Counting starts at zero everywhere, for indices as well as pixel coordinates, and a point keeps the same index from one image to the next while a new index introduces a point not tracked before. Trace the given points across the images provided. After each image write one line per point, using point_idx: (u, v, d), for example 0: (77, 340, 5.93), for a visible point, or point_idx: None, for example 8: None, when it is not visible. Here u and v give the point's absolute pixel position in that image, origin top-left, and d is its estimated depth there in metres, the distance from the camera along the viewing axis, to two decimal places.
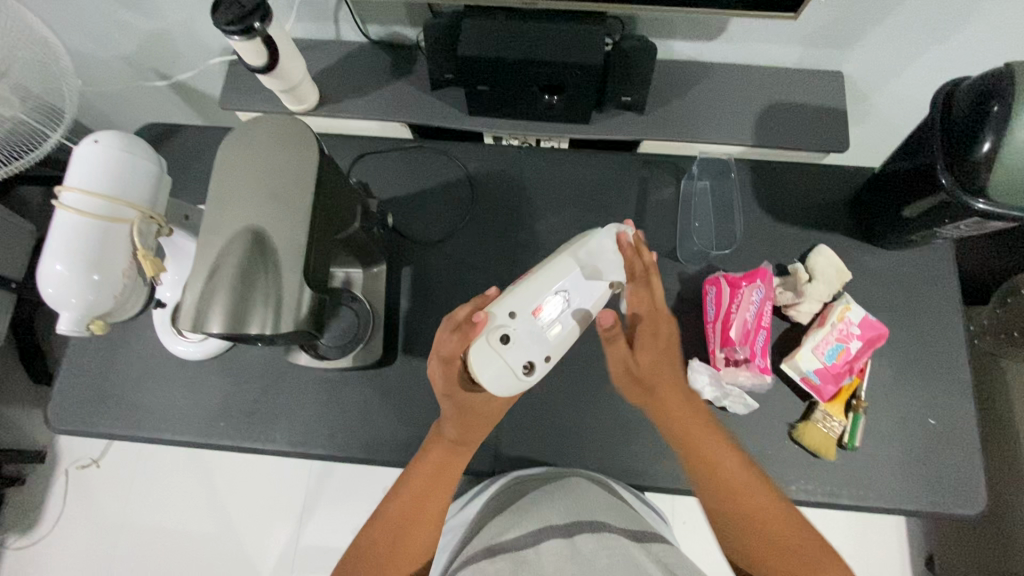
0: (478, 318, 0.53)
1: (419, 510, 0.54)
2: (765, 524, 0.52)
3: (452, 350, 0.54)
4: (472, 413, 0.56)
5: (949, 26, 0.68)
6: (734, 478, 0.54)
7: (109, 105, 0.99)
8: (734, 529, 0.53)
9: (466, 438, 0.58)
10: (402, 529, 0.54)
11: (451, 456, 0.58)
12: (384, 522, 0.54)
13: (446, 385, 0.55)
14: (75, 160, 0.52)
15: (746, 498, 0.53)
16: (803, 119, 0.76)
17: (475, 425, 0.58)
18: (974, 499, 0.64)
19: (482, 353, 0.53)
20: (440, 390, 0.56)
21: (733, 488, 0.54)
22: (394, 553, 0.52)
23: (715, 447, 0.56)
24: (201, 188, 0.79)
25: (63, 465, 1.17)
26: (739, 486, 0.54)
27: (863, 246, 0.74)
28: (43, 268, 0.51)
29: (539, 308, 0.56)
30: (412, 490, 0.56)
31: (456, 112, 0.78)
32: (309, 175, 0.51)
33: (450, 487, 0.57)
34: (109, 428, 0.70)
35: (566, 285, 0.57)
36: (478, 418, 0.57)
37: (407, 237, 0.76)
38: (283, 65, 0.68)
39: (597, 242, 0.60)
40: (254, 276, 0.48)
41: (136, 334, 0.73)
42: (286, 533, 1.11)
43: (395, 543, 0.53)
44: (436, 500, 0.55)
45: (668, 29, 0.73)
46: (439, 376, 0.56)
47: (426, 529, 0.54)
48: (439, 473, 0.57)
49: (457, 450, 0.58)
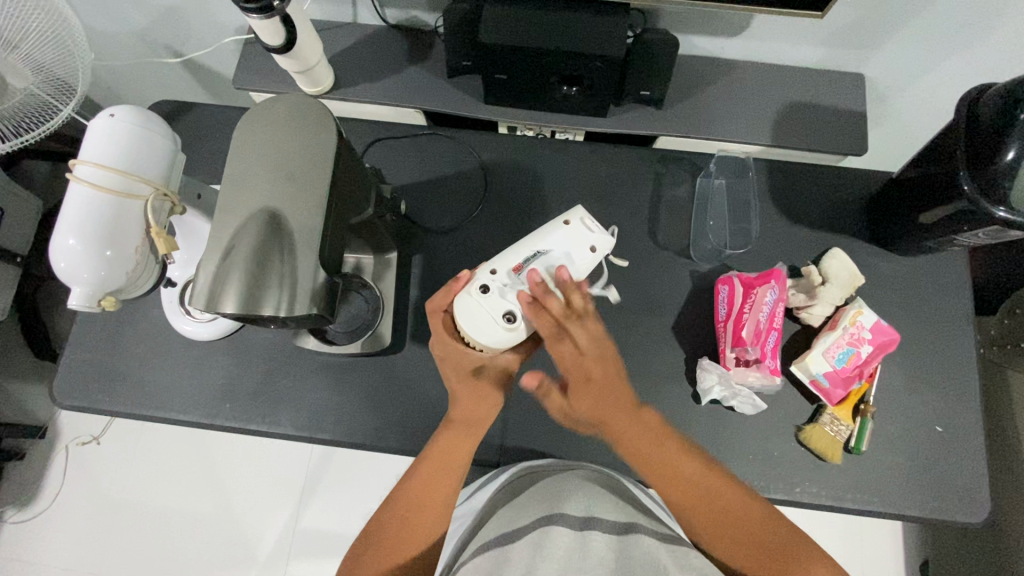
0: (461, 275, 0.56)
1: (426, 495, 0.54)
2: (736, 524, 0.50)
3: (436, 304, 0.56)
4: (477, 382, 0.58)
5: (975, 31, 0.67)
6: (699, 486, 0.52)
7: (121, 81, 0.98)
8: (710, 536, 0.50)
9: (473, 417, 0.58)
10: (410, 515, 0.53)
11: (459, 438, 0.57)
12: (393, 508, 0.54)
13: (440, 348, 0.57)
14: (89, 133, 0.52)
15: (719, 501, 0.51)
16: (822, 120, 0.75)
17: (479, 393, 0.58)
18: (978, 507, 0.64)
19: (465, 305, 0.54)
20: (438, 353, 0.58)
21: (696, 495, 0.51)
22: (401, 540, 0.52)
23: (665, 456, 0.53)
24: (212, 168, 0.78)
25: (63, 441, 1.17)
26: (705, 493, 0.51)
27: (877, 251, 0.73)
28: (55, 242, 0.50)
29: (519, 266, 0.57)
30: (422, 477, 0.55)
31: (472, 99, 0.77)
32: (326, 157, 0.50)
33: (458, 473, 0.56)
34: (113, 406, 0.70)
35: (545, 249, 0.58)
36: (479, 382, 0.58)
37: (418, 224, 0.75)
38: (300, 45, 0.67)
39: (575, 221, 0.60)
40: (269, 258, 0.48)
41: (143, 312, 0.72)
42: (285, 517, 1.11)
43: (403, 530, 0.52)
44: (443, 486, 0.55)
45: (688, 23, 0.72)
46: (434, 340, 0.58)
47: (432, 514, 0.53)
48: (448, 456, 0.56)
49: (468, 427, 0.58)
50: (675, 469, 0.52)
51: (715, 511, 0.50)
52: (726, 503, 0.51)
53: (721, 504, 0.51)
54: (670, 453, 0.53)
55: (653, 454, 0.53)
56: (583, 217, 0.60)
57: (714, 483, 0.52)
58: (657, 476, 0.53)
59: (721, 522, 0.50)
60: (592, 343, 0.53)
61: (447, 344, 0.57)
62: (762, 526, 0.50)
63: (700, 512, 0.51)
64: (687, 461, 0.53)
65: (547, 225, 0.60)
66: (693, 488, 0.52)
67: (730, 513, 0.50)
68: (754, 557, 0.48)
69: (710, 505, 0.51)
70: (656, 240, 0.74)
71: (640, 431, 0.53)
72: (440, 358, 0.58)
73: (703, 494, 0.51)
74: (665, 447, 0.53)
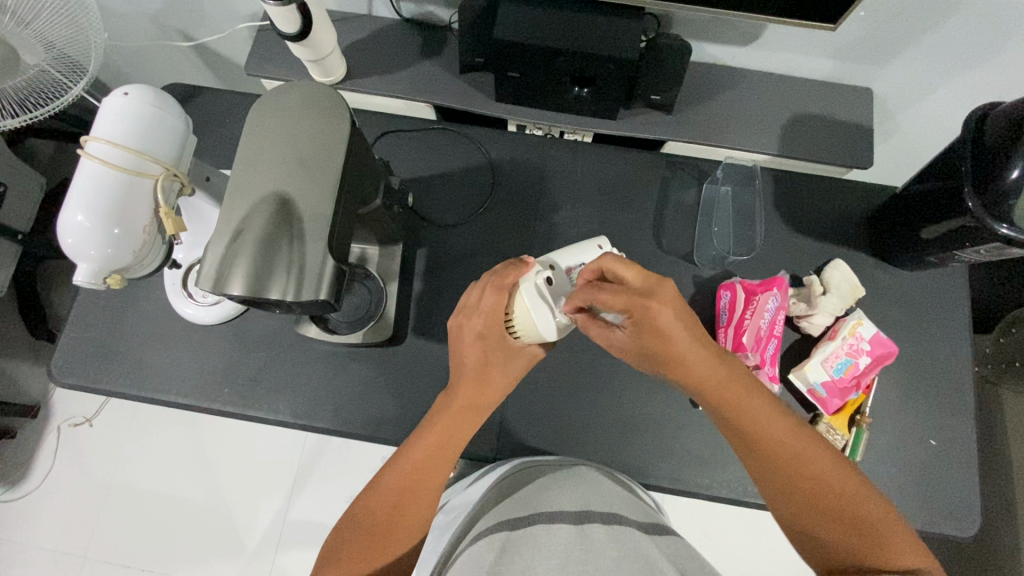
0: (528, 257, 0.54)
1: (420, 479, 0.52)
2: (816, 493, 0.46)
3: (505, 278, 0.52)
4: (492, 366, 0.55)
5: (984, 52, 0.68)
6: (788, 450, 0.47)
7: (132, 63, 0.98)
8: (788, 508, 0.46)
9: (480, 400, 0.56)
10: (403, 501, 0.51)
11: (461, 420, 0.55)
12: (384, 489, 0.52)
13: (486, 325, 0.54)
14: (103, 111, 0.52)
15: (801, 463, 0.46)
16: (830, 131, 0.75)
17: (490, 377, 0.55)
18: (969, 522, 0.65)
19: (529, 284, 0.52)
20: (476, 330, 0.54)
21: (782, 458, 0.47)
22: (394, 526, 0.50)
23: (760, 411, 0.48)
24: (221, 153, 0.78)
25: (55, 422, 1.16)
26: (792, 459, 0.47)
27: (879, 264, 0.74)
28: (63, 218, 0.50)
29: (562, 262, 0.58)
30: (414, 464, 0.53)
31: (483, 97, 0.77)
32: (339, 144, 0.50)
33: (452, 459, 0.55)
34: (110, 386, 0.69)
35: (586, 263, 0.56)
36: (495, 367, 0.55)
37: (426, 218, 0.75)
38: (316, 34, 0.67)
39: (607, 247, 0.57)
40: (278, 243, 0.48)
41: (145, 293, 0.72)
42: (275, 505, 1.11)
43: (396, 516, 0.51)
44: (438, 472, 0.53)
45: (701, 30, 0.73)
46: (481, 316, 0.53)
47: (425, 500, 0.52)
48: (446, 436, 0.54)
49: (472, 409, 0.56)
50: (760, 425, 0.48)
51: (790, 476, 0.46)
52: (813, 471, 0.46)
53: (806, 474, 0.46)
54: (744, 396, 0.48)
55: (749, 410, 0.48)
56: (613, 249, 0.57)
57: (800, 449, 0.47)
58: (743, 435, 0.48)
59: (800, 492, 0.46)
60: (642, 278, 0.48)
61: (494, 323, 0.54)
62: (851, 501, 0.45)
63: (769, 473, 0.47)
64: (778, 419, 0.48)
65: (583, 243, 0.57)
66: (780, 451, 0.47)
67: (818, 485, 0.46)
68: (834, 527, 0.44)
69: (798, 473, 0.46)
70: (661, 244, 0.75)
71: (731, 377, 0.49)
72: (481, 337, 0.54)
73: (788, 462, 0.47)
74: (762, 406, 0.49)
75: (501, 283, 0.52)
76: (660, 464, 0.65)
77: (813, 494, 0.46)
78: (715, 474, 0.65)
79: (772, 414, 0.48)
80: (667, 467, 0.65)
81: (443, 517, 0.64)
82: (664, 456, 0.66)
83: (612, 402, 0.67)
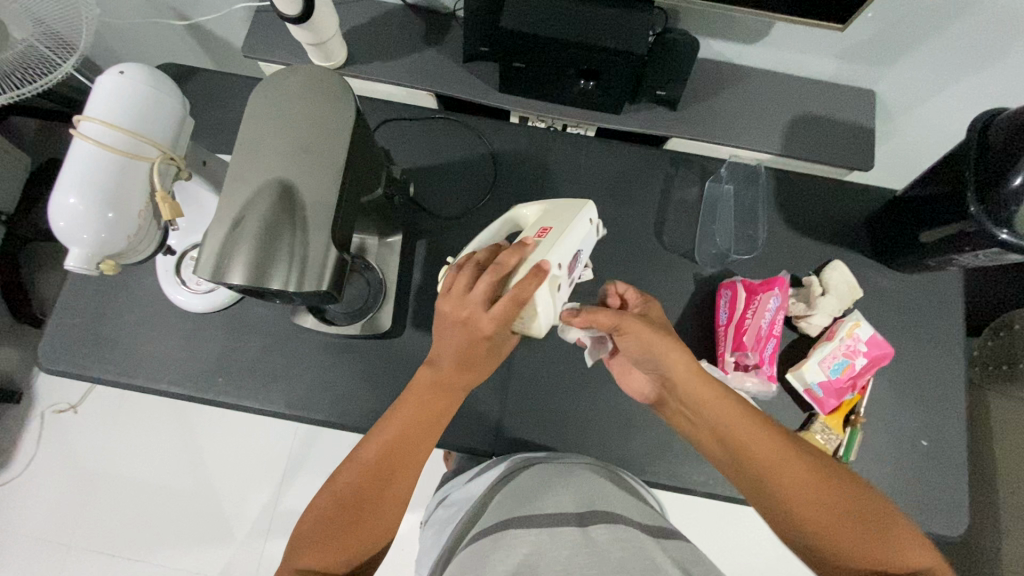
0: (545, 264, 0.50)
1: (399, 457, 0.52)
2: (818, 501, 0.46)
3: (525, 292, 0.49)
4: (477, 355, 0.52)
5: (986, 58, 0.68)
6: (781, 466, 0.48)
7: (123, 41, 0.95)
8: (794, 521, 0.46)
9: (459, 381, 0.53)
10: (376, 485, 0.51)
11: (433, 402, 0.53)
12: (360, 469, 0.52)
13: (493, 329, 0.49)
14: (97, 91, 0.50)
15: (794, 473, 0.47)
16: (832, 132, 0.75)
17: (476, 363, 0.53)
18: (957, 522, 0.66)
19: (545, 300, 0.51)
20: (485, 333, 0.50)
21: (774, 468, 0.48)
22: (378, 504, 0.51)
23: (749, 426, 0.50)
24: (216, 137, 0.76)
25: (38, 408, 1.13)
26: (786, 475, 0.47)
27: (877, 266, 0.75)
28: (54, 201, 0.48)
29: (546, 231, 0.55)
30: (387, 447, 0.52)
31: (486, 87, 0.76)
32: (344, 131, 0.49)
33: (429, 440, 0.54)
34: (100, 373, 0.68)
35: (579, 246, 0.56)
36: (480, 357, 0.52)
37: (426, 209, 0.74)
38: (317, 18, 0.65)
39: (583, 221, 0.56)
40: (277, 232, 0.46)
41: (137, 278, 0.71)
42: (265, 494, 1.10)
43: (379, 492, 0.51)
44: (413, 455, 0.53)
45: (709, 26, 0.72)
46: (493, 321, 0.49)
47: (407, 475, 0.52)
48: (425, 417, 0.53)
49: (444, 392, 0.54)
50: (747, 437, 0.49)
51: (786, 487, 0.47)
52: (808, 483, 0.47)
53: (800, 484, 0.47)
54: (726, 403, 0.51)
55: (740, 428, 0.50)
56: (599, 218, 0.59)
57: (791, 460, 0.48)
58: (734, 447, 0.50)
59: (803, 505, 0.46)
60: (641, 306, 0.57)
61: (501, 325, 0.50)
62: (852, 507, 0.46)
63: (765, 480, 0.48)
64: (769, 436, 0.49)
65: (577, 219, 0.55)
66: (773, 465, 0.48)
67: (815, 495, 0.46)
68: (842, 534, 0.45)
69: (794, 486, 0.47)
70: (662, 241, 0.74)
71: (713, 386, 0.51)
72: (485, 339, 0.50)
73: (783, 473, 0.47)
74: (756, 423, 0.50)
75: (520, 298, 0.49)
76: (658, 462, 0.65)
77: (819, 508, 0.46)
78: (712, 472, 0.65)
79: (755, 427, 0.50)
80: (665, 465, 0.65)
81: (441, 512, 0.63)
82: (661, 453, 0.66)
83: (611, 398, 0.67)
